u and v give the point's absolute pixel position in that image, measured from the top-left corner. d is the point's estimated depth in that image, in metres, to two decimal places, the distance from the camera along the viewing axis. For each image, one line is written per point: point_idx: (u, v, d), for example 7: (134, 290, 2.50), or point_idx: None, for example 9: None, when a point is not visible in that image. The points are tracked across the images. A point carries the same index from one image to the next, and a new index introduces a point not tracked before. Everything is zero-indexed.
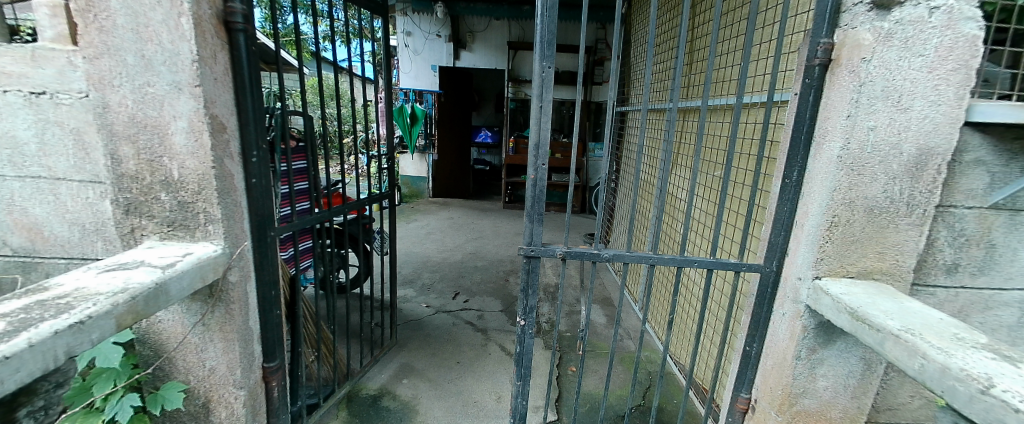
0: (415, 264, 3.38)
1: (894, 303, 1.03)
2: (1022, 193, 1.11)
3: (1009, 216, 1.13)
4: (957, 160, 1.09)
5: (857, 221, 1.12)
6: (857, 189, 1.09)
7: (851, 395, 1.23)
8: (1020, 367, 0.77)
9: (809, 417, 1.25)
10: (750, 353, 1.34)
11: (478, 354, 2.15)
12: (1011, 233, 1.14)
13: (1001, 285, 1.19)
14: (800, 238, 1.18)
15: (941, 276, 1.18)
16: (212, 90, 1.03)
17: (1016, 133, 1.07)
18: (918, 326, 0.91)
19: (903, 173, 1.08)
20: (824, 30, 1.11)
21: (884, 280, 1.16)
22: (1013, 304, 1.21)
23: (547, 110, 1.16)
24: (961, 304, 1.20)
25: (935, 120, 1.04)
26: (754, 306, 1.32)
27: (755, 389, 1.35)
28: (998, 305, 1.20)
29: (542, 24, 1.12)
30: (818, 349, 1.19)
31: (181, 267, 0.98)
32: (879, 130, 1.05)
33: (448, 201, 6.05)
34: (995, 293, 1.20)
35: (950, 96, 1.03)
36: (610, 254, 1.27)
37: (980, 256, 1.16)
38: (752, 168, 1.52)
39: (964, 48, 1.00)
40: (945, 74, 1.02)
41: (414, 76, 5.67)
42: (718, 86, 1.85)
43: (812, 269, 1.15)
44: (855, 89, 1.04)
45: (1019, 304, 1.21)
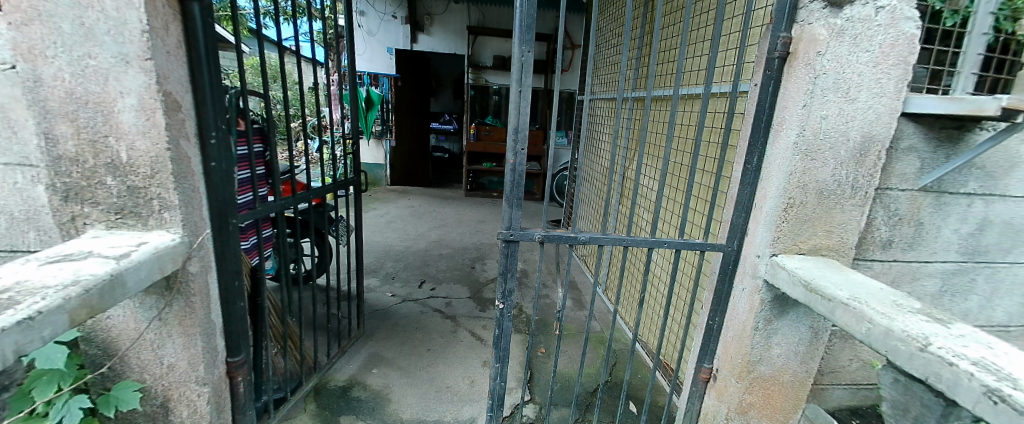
0: (377, 253, 3.29)
1: (841, 275, 1.15)
2: (945, 178, 1.29)
3: (934, 197, 1.30)
4: (894, 146, 1.24)
5: (809, 203, 1.22)
6: (810, 173, 1.19)
7: (801, 361, 1.36)
8: (948, 327, 0.90)
9: (765, 382, 1.37)
10: (712, 326, 1.44)
11: (449, 341, 2.14)
12: (936, 212, 1.32)
13: (927, 258, 1.38)
14: (759, 219, 1.27)
15: (878, 251, 1.34)
16: (164, 64, 0.95)
17: (942, 124, 1.24)
18: (863, 296, 1.02)
19: (849, 158, 1.19)
20: (784, 24, 1.19)
21: (831, 256, 1.28)
22: (935, 275, 1.40)
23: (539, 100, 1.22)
24: (894, 275, 1.38)
25: (877, 110, 1.17)
26: (717, 283, 1.41)
27: (717, 359, 1.46)
28: (924, 275, 1.39)
29: (522, 7, 1.11)
30: (774, 320, 1.30)
31: (137, 257, 0.90)
32: (830, 119, 1.15)
33: (408, 189, 5.92)
34: (922, 265, 1.38)
35: (890, 89, 1.16)
36: (586, 237, 1.31)
37: (910, 233, 1.34)
38: (717, 155, 1.61)
39: (904, 46, 1.13)
40: (887, 69, 1.14)
41: (369, 59, 5.45)
42: (687, 76, 1.93)
43: (770, 247, 1.25)
44: (811, 81, 1.13)
45: (940, 275, 1.41)
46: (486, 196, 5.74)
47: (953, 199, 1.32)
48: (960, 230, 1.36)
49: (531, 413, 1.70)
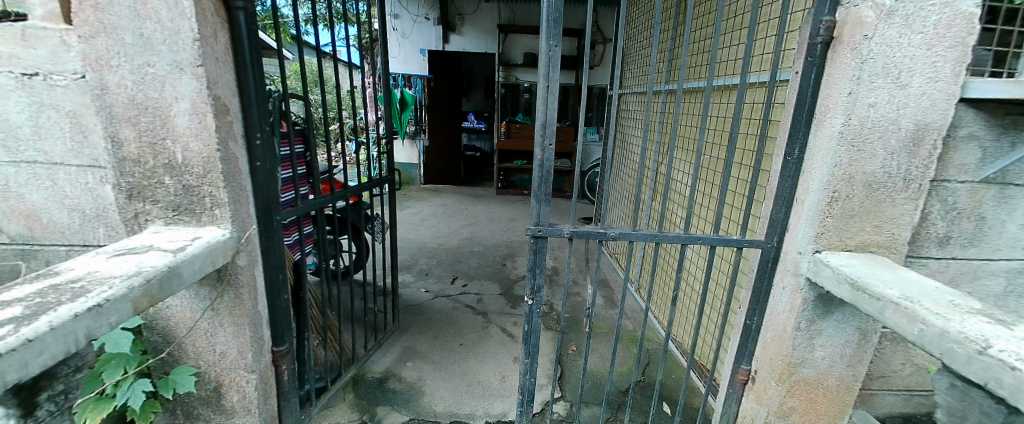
0: (411, 250, 3.37)
1: (892, 273, 1.09)
2: (1011, 168, 1.21)
3: (998, 189, 1.22)
4: (951, 135, 1.18)
5: (856, 196, 1.18)
6: (857, 165, 1.16)
7: (847, 364, 1.30)
8: (1012, 329, 0.83)
9: (807, 385, 1.32)
10: (750, 326, 1.40)
11: (480, 336, 2.17)
12: (1000, 206, 1.24)
13: (989, 256, 1.29)
14: (802, 213, 1.24)
15: (934, 248, 1.27)
16: (214, 70, 1.01)
17: (1007, 110, 1.16)
18: (915, 295, 0.96)
19: (901, 148, 1.16)
20: (827, 8, 1.15)
21: (881, 253, 1.24)
22: (999, 274, 1.32)
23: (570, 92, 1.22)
24: (952, 273, 1.31)
25: (932, 96, 1.12)
26: (756, 280, 1.37)
27: (755, 361, 1.41)
28: (986, 274, 1.31)
29: (549, 3, 1.11)
30: (817, 320, 1.25)
31: (192, 251, 0.97)
32: (879, 106, 1.12)
33: (440, 188, 6.03)
34: (984, 263, 1.30)
35: (947, 72, 1.11)
36: (616, 233, 1.29)
37: (971, 229, 1.26)
38: (754, 148, 1.55)
39: (962, 26, 1.08)
40: (942, 51, 1.09)
41: (402, 60, 5.60)
42: (721, 67, 1.87)
43: (812, 243, 1.21)
44: (857, 66, 1.09)
45: (1005, 274, 1.32)
46: (517, 194, 5.77)
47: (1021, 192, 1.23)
48: None
49: (562, 410, 1.70)
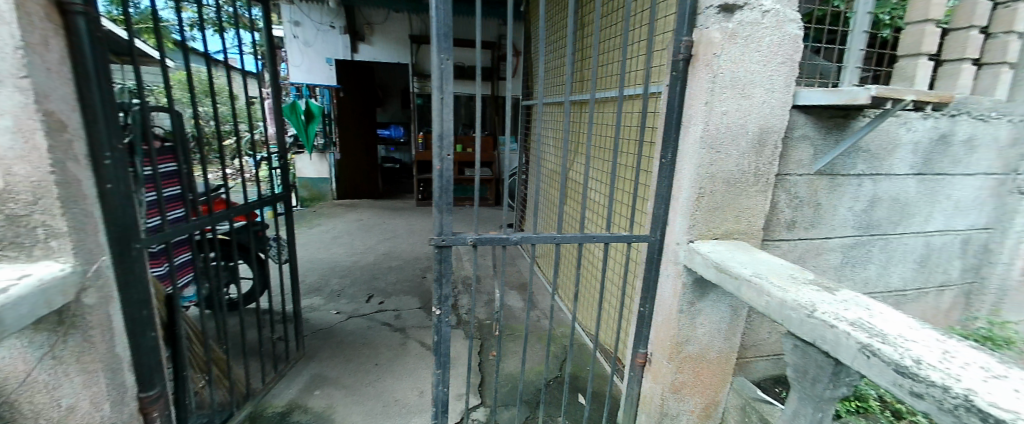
0: (321, 270, 3.17)
1: (749, 256, 1.30)
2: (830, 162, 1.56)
3: (829, 179, 1.63)
4: (790, 136, 1.49)
5: (718, 192, 1.37)
6: (717, 164, 1.34)
7: (724, 337, 1.54)
8: (834, 295, 1.05)
9: (692, 359, 1.54)
10: (644, 313, 1.60)
11: (397, 353, 2.10)
12: (832, 193, 1.66)
13: (827, 234, 1.72)
14: (677, 209, 1.43)
15: (786, 232, 1.64)
16: (44, 82, 0.87)
17: (829, 113, 1.49)
18: (763, 272, 1.17)
19: (751, 149, 1.36)
20: (686, 29, 1.31)
21: (741, 238, 1.45)
22: (834, 250, 1.77)
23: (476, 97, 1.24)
24: (801, 251, 1.70)
25: (771, 104, 1.34)
26: (646, 271, 1.56)
27: (650, 343, 1.62)
28: (826, 249, 1.75)
29: (438, 16, 1.12)
30: (695, 301, 1.46)
31: (16, 292, 0.81)
32: (730, 114, 1.30)
33: (355, 202, 5.76)
34: (823, 240, 1.73)
35: (781, 84, 1.33)
36: (518, 237, 1.34)
37: (811, 214, 1.65)
38: (635, 153, 1.72)
39: (789, 45, 1.30)
40: (776, 67, 1.31)
41: (306, 70, 5.24)
42: (604, 81, 2.12)
43: (686, 234, 1.40)
44: (710, 80, 1.26)
45: (837, 250, 1.78)
46: None
47: (841, 181, 1.66)
48: (853, 207, 1.75)
49: (481, 417, 1.70)
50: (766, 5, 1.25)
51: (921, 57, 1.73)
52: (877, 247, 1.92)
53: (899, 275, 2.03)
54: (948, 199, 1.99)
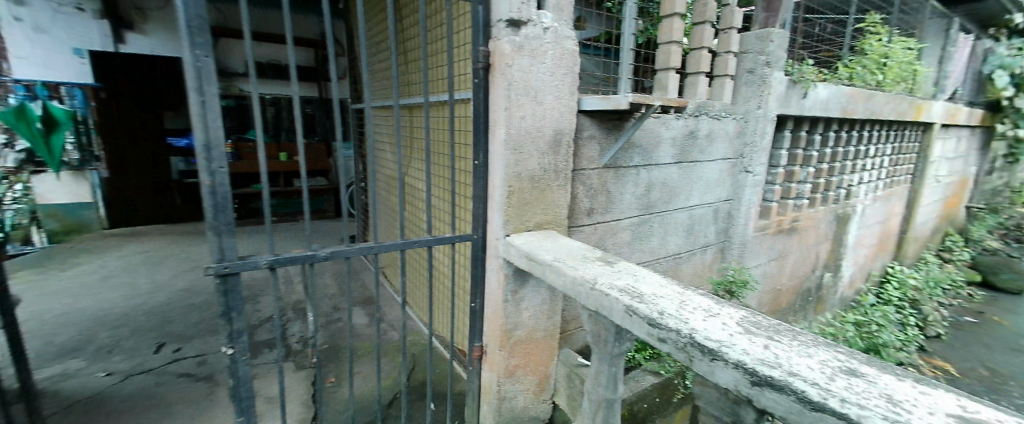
0: (85, 323, 2.44)
1: (554, 242, 1.50)
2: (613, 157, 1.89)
3: (614, 172, 1.97)
4: (580, 137, 1.75)
5: (526, 188, 1.51)
6: (521, 163, 1.47)
7: (547, 317, 1.74)
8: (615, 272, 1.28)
9: (520, 343, 1.68)
10: (476, 308, 1.69)
11: (200, 407, 1.76)
12: (617, 182, 2.01)
13: (618, 216, 2.09)
14: (494, 206, 1.52)
15: (587, 218, 1.92)
16: None
17: (608, 116, 1.80)
18: (562, 256, 1.36)
19: (548, 149, 1.54)
20: (481, 40, 1.40)
21: (551, 228, 1.63)
22: (624, 229, 2.16)
23: (255, 100, 1.14)
24: (600, 233, 2.03)
25: (562, 110, 1.53)
26: (473, 268, 1.63)
27: (484, 336, 1.73)
28: (619, 229, 2.12)
29: (185, 5, 0.95)
30: (518, 289, 1.59)
31: None
32: (527, 118, 1.44)
33: (142, 230, 4.61)
34: (615, 221, 2.09)
35: (566, 92, 1.53)
36: (327, 252, 1.24)
37: (603, 201, 1.97)
38: (463, 155, 1.81)
39: (569, 59, 1.51)
40: (561, 77, 1.50)
41: (39, 62, 4.03)
42: (408, 88, 2.34)
43: (503, 230, 1.51)
44: (506, 87, 1.38)
45: (626, 228, 2.17)
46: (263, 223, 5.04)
47: (623, 171, 2.03)
48: (635, 192, 2.15)
49: None
50: (546, 22, 1.42)
51: (671, 70, 2.19)
52: (657, 223, 2.40)
53: (673, 241, 2.57)
54: (698, 181, 2.61)
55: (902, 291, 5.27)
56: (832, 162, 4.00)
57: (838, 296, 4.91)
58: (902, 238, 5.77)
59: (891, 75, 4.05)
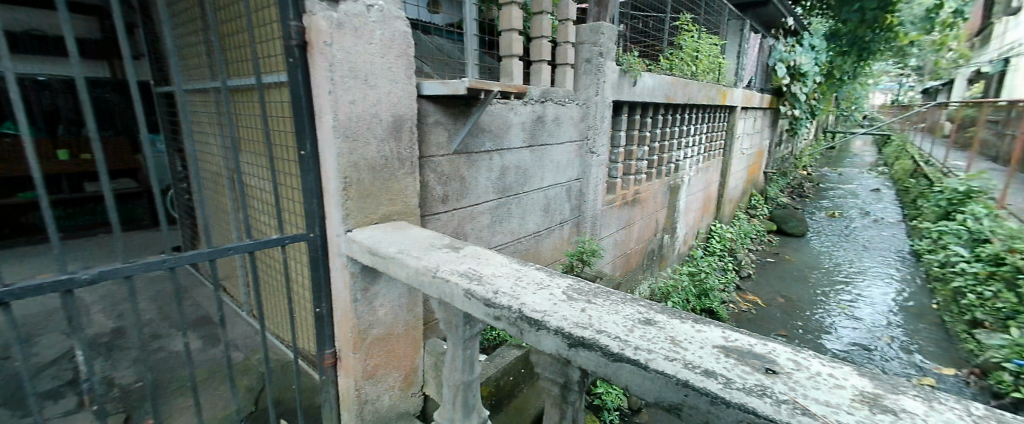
0: None
1: (401, 233, 1.47)
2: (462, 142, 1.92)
3: (466, 157, 2.00)
4: (425, 123, 1.71)
5: (365, 178, 1.45)
6: (357, 152, 1.39)
7: (407, 309, 1.72)
8: (460, 258, 1.29)
9: (378, 342, 1.63)
10: (322, 313, 1.58)
11: None
12: (470, 167, 2.04)
13: (475, 200, 2.13)
14: (330, 201, 1.42)
15: (442, 205, 1.91)
16: None
17: (452, 102, 1.81)
18: (407, 248, 1.33)
19: (387, 136, 1.48)
20: (293, 13, 1.25)
21: (399, 218, 1.62)
22: (483, 212, 2.22)
23: None
24: (458, 219, 2.04)
25: (398, 95, 1.49)
26: (314, 271, 1.52)
27: (336, 341, 1.63)
28: (477, 213, 2.17)
29: None
30: (370, 287, 1.53)
31: None
32: (358, 103, 1.36)
33: None
34: (473, 206, 2.12)
35: (402, 76, 1.49)
36: (95, 273, 1.09)
37: (458, 188, 1.99)
38: (286, 142, 1.65)
39: (401, 40, 1.46)
40: (394, 59, 1.45)
41: None
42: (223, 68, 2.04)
43: (343, 225, 1.42)
44: (328, 69, 1.26)
45: (484, 212, 2.23)
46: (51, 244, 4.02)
47: (476, 156, 2.07)
48: (490, 176, 2.22)
49: None
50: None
51: (514, 57, 2.27)
52: (514, 205, 2.50)
53: (531, 220, 2.71)
54: (551, 162, 2.82)
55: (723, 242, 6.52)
56: (662, 141, 4.68)
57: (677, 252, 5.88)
58: (717, 200, 7.11)
59: (702, 66, 4.86)
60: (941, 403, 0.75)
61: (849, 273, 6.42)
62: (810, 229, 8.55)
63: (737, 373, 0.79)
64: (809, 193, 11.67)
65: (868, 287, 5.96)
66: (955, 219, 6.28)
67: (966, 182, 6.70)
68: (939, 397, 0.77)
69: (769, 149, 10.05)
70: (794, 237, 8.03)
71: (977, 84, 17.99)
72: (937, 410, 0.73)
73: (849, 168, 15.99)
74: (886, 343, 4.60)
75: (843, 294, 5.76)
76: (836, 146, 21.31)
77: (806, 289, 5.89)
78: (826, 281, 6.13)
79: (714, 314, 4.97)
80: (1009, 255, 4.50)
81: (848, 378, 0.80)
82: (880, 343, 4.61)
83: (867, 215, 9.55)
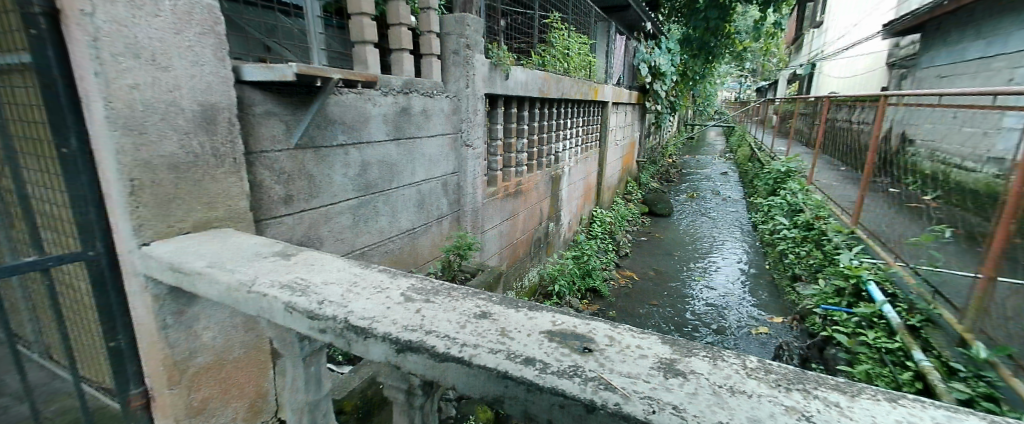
0: None
1: (219, 243, 1.30)
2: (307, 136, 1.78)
3: (313, 152, 1.83)
4: (249, 112, 1.54)
5: (166, 180, 1.27)
6: (148, 148, 1.21)
7: (243, 331, 1.59)
8: (288, 267, 1.15)
9: (204, 373, 1.48)
10: (120, 348, 1.42)
11: None
12: (321, 164, 1.87)
13: (331, 200, 1.95)
14: (115, 210, 1.21)
15: (284, 208, 1.72)
16: None
17: (286, 91, 1.67)
18: (222, 261, 1.17)
19: (193, 127, 1.32)
20: None
21: (223, 225, 1.45)
22: (343, 212, 2.04)
23: None
24: (309, 221, 1.86)
25: (205, 79, 1.34)
26: (101, 298, 1.34)
27: (144, 380, 1.48)
28: (335, 214, 1.99)
29: None
30: (185, 310, 1.40)
31: None
32: (144, 88, 1.18)
33: None
34: (329, 207, 1.95)
35: (209, 57, 1.35)
36: None
37: (305, 187, 1.81)
38: (36, 144, 1.32)
39: (203, 15, 1.32)
40: (194, 36, 1.30)
41: None
42: None
43: (135, 238, 1.23)
44: (90, 42, 1.06)
45: (345, 212, 2.05)
46: None
47: (328, 151, 1.90)
48: (347, 173, 2.04)
49: None
50: None
51: (367, 43, 2.11)
52: (381, 203, 2.30)
53: (407, 219, 2.55)
54: (424, 155, 2.64)
55: (603, 226, 7.12)
56: (540, 134, 4.84)
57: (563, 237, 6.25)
58: (597, 188, 7.71)
59: (572, 63, 5.14)
60: (723, 360, 0.85)
61: (706, 246, 7.48)
62: (675, 210, 9.76)
63: (554, 358, 0.82)
64: (675, 178, 13.32)
65: (721, 255, 7.03)
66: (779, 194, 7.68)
67: (786, 165, 8.28)
68: (722, 355, 0.87)
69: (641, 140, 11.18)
70: (664, 217, 9.10)
71: (795, 85, 22.18)
72: (719, 368, 0.83)
73: (704, 155, 18.65)
74: (737, 302, 5.43)
75: (703, 263, 6.71)
76: (696, 137, 24.62)
77: (674, 263, 6.72)
78: (690, 254, 7.07)
79: (597, 292, 5.46)
80: (815, 221, 5.64)
81: (653, 347, 0.89)
82: (731, 301, 5.47)
83: (718, 195, 11.24)
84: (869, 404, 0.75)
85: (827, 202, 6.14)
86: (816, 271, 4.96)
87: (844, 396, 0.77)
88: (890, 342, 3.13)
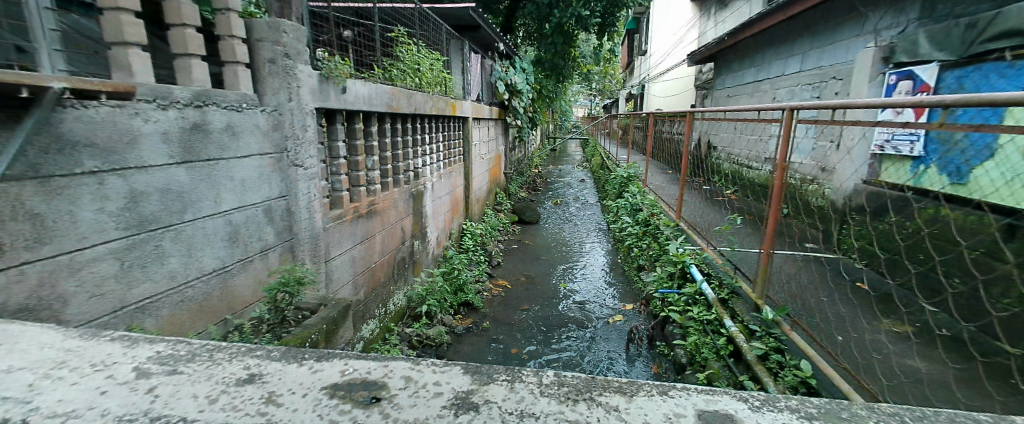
0: None
1: None
2: (25, 163, 1.36)
3: (38, 183, 1.40)
4: None
5: None
6: None
7: None
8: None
9: None
10: None
11: None
12: (54, 200, 1.44)
13: (78, 245, 1.52)
14: None
15: None
16: None
17: None
18: None
19: None
20: None
21: None
22: (103, 259, 1.60)
23: None
24: (38, 275, 1.41)
25: None
26: None
27: None
28: (87, 262, 1.55)
29: None
30: None
31: None
32: None
33: None
34: (75, 254, 1.51)
35: None
36: None
37: (26, 231, 1.38)
38: None
39: None
40: None
41: None
42: None
43: None
44: None
45: (107, 257, 1.62)
46: None
47: (67, 183, 1.48)
48: (105, 208, 1.60)
49: None
50: None
51: (131, 46, 1.73)
52: (169, 240, 1.87)
53: (213, 257, 2.10)
54: (234, 179, 2.21)
55: (473, 238, 7.11)
56: (394, 150, 4.53)
57: (433, 254, 6.03)
58: (467, 201, 7.68)
59: (423, 79, 5.00)
60: (521, 381, 0.84)
61: (571, 247, 8.02)
62: (541, 217, 10.34)
63: (324, 410, 0.73)
64: (540, 187, 14.22)
65: (584, 255, 7.55)
66: (625, 197, 8.72)
67: (628, 171, 9.49)
68: (521, 375, 0.86)
69: (506, 153, 11.66)
70: (533, 224, 9.64)
71: (631, 102, 25.83)
72: (514, 391, 0.81)
73: (564, 165, 20.40)
74: (601, 293, 5.87)
75: (569, 264, 7.09)
76: (557, 150, 26.84)
77: (543, 267, 7.02)
78: (556, 257, 7.48)
79: (470, 305, 5.37)
80: (651, 218, 6.61)
81: (450, 381, 0.83)
82: (593, 297, 5.75)
83: (577, 200, 12.30)
84: (645, 402, 0.80)
85: (658, 200, 7.32)
86: (655, 259, 5.68)
87: (623, 397, 0.81)
88: (709, 313, 3.76)
